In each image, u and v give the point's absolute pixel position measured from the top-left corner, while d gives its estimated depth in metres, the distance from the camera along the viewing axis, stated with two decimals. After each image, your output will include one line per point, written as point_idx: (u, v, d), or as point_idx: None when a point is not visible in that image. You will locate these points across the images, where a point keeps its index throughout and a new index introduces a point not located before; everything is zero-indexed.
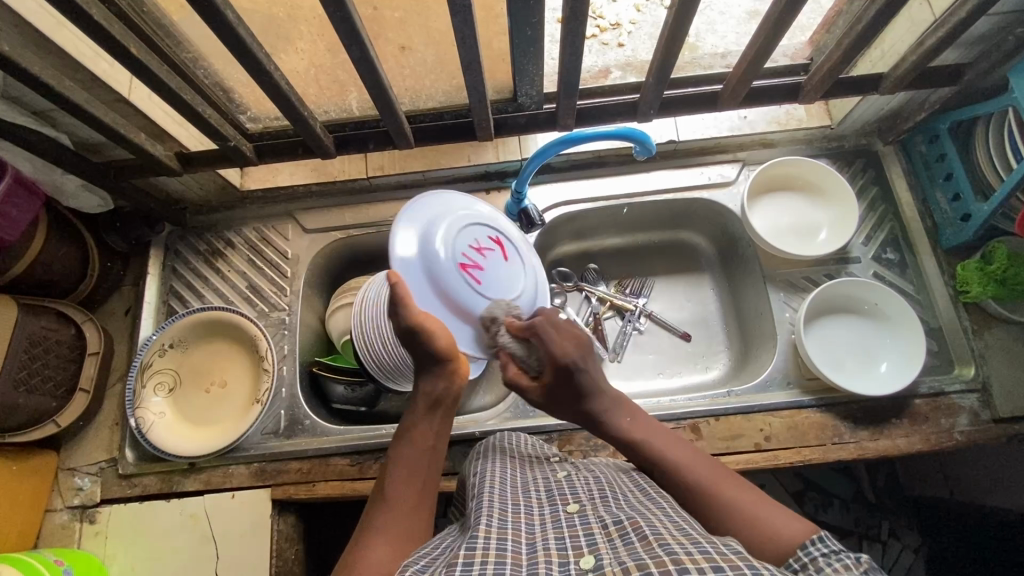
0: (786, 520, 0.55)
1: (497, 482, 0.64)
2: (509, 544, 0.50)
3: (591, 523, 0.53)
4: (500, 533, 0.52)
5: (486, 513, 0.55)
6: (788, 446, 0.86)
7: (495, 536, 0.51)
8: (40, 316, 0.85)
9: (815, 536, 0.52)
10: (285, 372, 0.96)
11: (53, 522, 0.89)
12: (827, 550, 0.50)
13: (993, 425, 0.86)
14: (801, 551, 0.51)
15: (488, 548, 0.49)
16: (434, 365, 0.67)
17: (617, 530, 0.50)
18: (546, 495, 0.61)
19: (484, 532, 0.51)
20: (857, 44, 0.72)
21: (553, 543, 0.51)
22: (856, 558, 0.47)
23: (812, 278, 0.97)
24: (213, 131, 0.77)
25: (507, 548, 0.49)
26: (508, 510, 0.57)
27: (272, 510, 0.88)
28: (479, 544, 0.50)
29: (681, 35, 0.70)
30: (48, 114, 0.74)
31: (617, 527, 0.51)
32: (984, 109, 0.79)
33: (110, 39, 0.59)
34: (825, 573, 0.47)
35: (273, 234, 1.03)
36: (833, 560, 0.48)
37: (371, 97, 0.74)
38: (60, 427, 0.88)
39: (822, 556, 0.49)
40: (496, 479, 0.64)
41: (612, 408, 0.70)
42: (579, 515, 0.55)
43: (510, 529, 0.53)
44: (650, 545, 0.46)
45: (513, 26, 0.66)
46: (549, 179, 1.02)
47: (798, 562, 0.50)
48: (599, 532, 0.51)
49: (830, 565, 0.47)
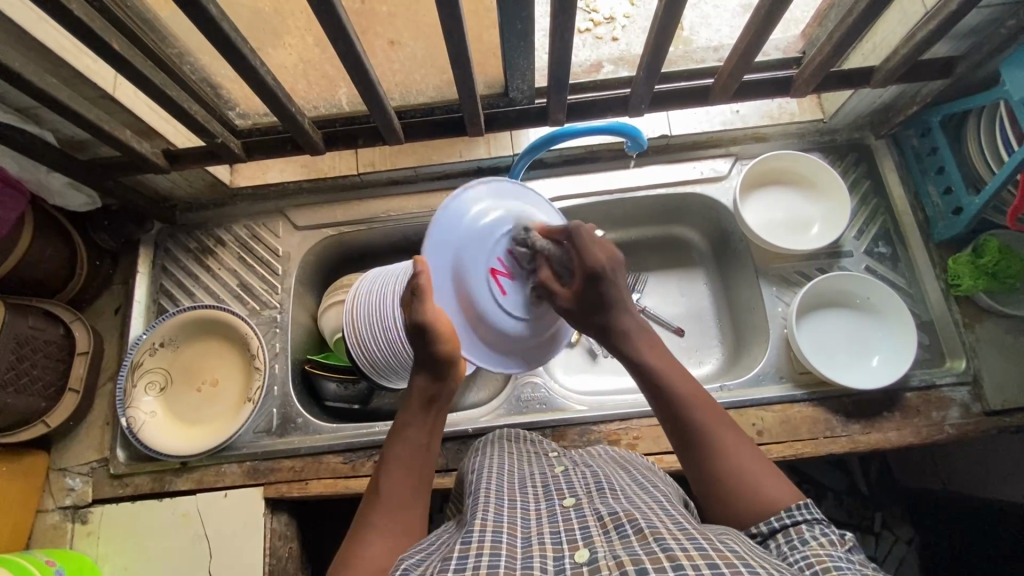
0: (769, 481, 0.56)
1: (494, 476, 0.63)
2: (505, 537, 0.50)
3: (586, 516, 0.53)
4: (496, 526, 0.52)
5: (482, 507, 0.55)
6: (780, 440, 0.86)
7: (491, 529, 0.51)
8: (28, 315, 0.84)
9: (800, 502, 0.54)
10: (277, 370, 0.96)
11: (44, 522, 0.89)
12: (810, 517, 0.51)
13: (984, 417, 0.86)
14: (784, 513, 0.53)
15: (484, 541, 0.49)
16: (438, 365, 0.66)
17: (612, 523, 0.50)
18: (544, 489, 0.61)
19: (480, 525, 0.51)
20: (847, 38, 0.72)
21: (549, 536, 0.51)
22: (840, 535, 0.50)
23: (804, 272, 0.97)
24: (200, 128, 0.76)
25: (503, 541, 0.49)
26: (504, 503, 0.57)
27: (265, 509, 0.88)
28: (475, 537, 0.50)
29: (672, 28, 0.69)
30: (31, 110, 0.73)
31: (613, 520, 0.51)
32: (974, 103, 0.80)
33: (90, 34, 0.58)
34: (809, 543, 0.48)
35: (264, 232, 1.02)
36: (817, 532, 0.50)
37: (360, 93, 0.74)
38: (49, 427, 0.88)
39: (805, 523, 0.51)
40: (493, 473, 0.64)
41: (632, 333, 0.70)
42: (575, 509, 0.55)
43: (506, 522, 0.53)
44: (645, 539, 0.46)
45: (503, 21, 0.65)
46: (541, 175, 1.02)
47: (778, 521, 0.52)
48: (594, 525, 0.51)
49: (815, 536, 0.49)
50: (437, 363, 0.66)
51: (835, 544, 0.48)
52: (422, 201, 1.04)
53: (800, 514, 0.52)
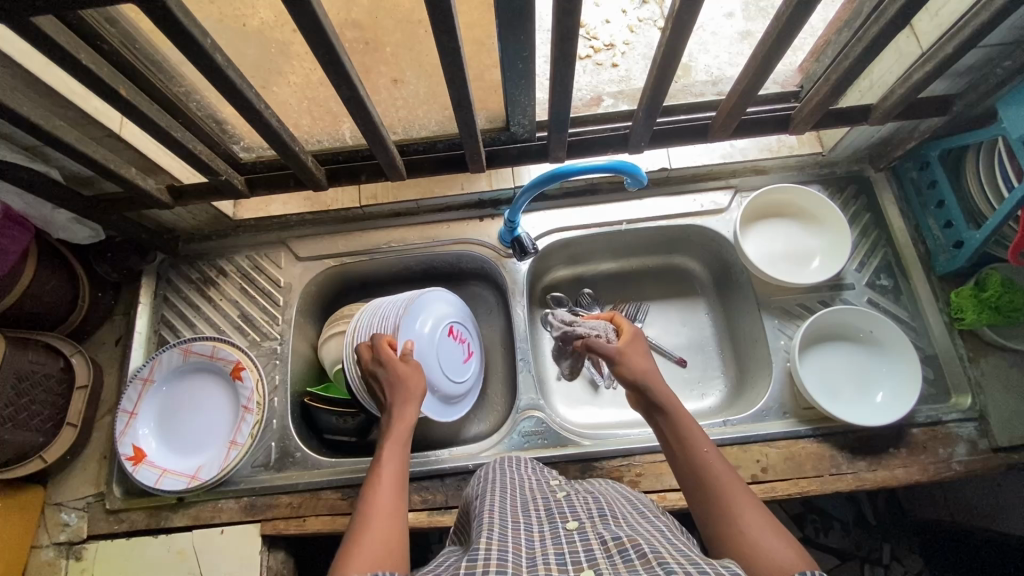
0: (780, 543, 0.53)
1: (498, 499, 0.62)
2: (510, 556, 0.49)
3: (590, 539, 0.52)
4: (501, 545, 0.51)
5: (486, 528, 0.54)
6: (785, 478, 0.85)
7: (497, 548, 0.50)
8: (28, 349, 0.84)
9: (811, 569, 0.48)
10: (277, 404, 0.95)
11: (38, 559, 0.88)
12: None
13: (992, 454, 0.85)
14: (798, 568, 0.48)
15: (490, 558, 0.48)
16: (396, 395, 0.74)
17: (616, 547, 0.49)
18: (546, 512, 0.60)
19: (485, 544, 0.50)
20: (844, 79, 0.73)
21: (553, 557, 0.50)
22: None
23: (806, 305, 0.96)
24: (204, 165, 0.77)
25: (508, 558, 0.48)
26: (508, 526, 0.55)
27: (261, 546, 0.87)
28: (481, 554, 0.49)
29: (670, 70, 0.70)
30: (38, 149, 0.74)
31: (616, 544, 0.50)
32: (972, 138, 0.80)
33: (99, 81, 0.59)
34: None
35: (266, 263, 1.03)
36: None
37: (363, 133, 0.75)
38: (47, 463, 0.87)
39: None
40: (495, 497, 0.63)
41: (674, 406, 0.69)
42: (578, 531, 0.54)
43: (510, 542, 0.52)
44: (649, 563, 0.45)
45: (505, 62, 0.67)
46: (542, 207, 1.02)
47: None
48: (598, 548, 0.50)
49: None
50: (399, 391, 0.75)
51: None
52: (424, 232, 1.04)
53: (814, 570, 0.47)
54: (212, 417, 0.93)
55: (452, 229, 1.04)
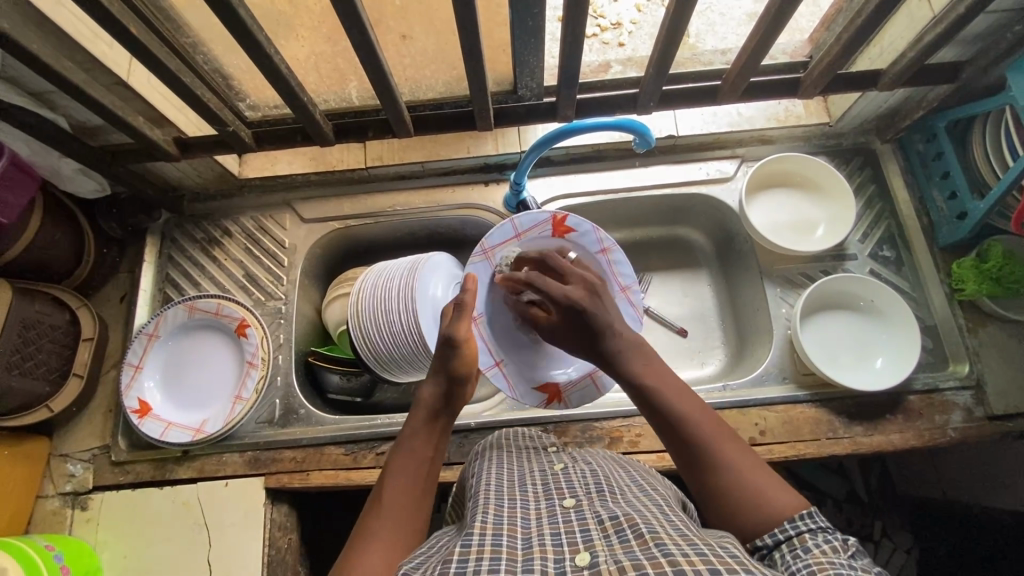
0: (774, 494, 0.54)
1: (494, 479, 0.63)
2: (505, 540, 0.50)
3: (587, 518, 0.53)
4: (496, 529, 0.52)
5: (482, 510, 0.55)
6: (782, 440, 0.86)
7: (491, 532, 0.51)
8: (35, 299, 0.84)
9: (803, 510, 0.52)
10: (281, 362, 0.96)
11: (44, 507, 0.89)
12: (815, 526, 0.50)
13: (987, 422, 0.86)
14: (788, 523, 0.51)
15: (484, 544, 0.49)
16: (445, 378, 0.68)
17: (613, 526, 0.50)
18: (543, 488, 0.61)
19: (480, 528, 0.51)
20: (855, 40, 0.73)
21: (549, 538, 0.51)
22: (842, 540, 0.48)
23: (809, 274, 0.97)
24: (212, 115, 0.77)
25: (503, 544, 0.49)
26: (504, 505, 0.56)
27: (265, 499, 0.88)
28: (475, 541, 0.50)
29: (681, 28, 0.69)
30: (47, 95, 0.74)
31: (613, 524, 0.51)
32: (980, 108, 0.80)
33: (109, 17, 0.59)
34: (811, 552, 0.47)
35: (270, 223, 1.03)
36: (820, 541, 0.48)
37: (373, 86, 0.75)
38: (53, 412, 0.88)
39: (807, 532, 0.49)
40: (491, 475, 0.64)
41: (625, 350, 0.68)
42: (575, 510, 0.55)
43: (505, 523, 0.53)
44: (646, 545, 0.46)
45: (515, 17, 0.66)
46: (548, 172, 1.02)
47: (782, 533, 0.51)
48: (595, 528, 0.51)
49: (817, 545, 0.48)
50: (450, 378, 0.68)
51: (838, 550, 0.47)
52: (428, 197, 1.04)
53: (802, 524, 0.50)
54: (216, 373, 0.94)
55: (456, 195, 1.04)
